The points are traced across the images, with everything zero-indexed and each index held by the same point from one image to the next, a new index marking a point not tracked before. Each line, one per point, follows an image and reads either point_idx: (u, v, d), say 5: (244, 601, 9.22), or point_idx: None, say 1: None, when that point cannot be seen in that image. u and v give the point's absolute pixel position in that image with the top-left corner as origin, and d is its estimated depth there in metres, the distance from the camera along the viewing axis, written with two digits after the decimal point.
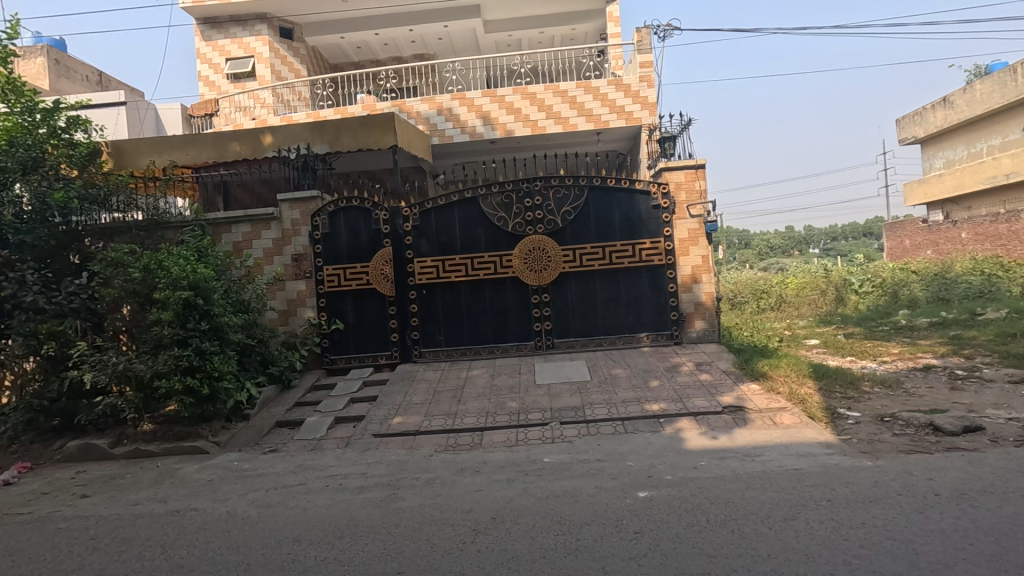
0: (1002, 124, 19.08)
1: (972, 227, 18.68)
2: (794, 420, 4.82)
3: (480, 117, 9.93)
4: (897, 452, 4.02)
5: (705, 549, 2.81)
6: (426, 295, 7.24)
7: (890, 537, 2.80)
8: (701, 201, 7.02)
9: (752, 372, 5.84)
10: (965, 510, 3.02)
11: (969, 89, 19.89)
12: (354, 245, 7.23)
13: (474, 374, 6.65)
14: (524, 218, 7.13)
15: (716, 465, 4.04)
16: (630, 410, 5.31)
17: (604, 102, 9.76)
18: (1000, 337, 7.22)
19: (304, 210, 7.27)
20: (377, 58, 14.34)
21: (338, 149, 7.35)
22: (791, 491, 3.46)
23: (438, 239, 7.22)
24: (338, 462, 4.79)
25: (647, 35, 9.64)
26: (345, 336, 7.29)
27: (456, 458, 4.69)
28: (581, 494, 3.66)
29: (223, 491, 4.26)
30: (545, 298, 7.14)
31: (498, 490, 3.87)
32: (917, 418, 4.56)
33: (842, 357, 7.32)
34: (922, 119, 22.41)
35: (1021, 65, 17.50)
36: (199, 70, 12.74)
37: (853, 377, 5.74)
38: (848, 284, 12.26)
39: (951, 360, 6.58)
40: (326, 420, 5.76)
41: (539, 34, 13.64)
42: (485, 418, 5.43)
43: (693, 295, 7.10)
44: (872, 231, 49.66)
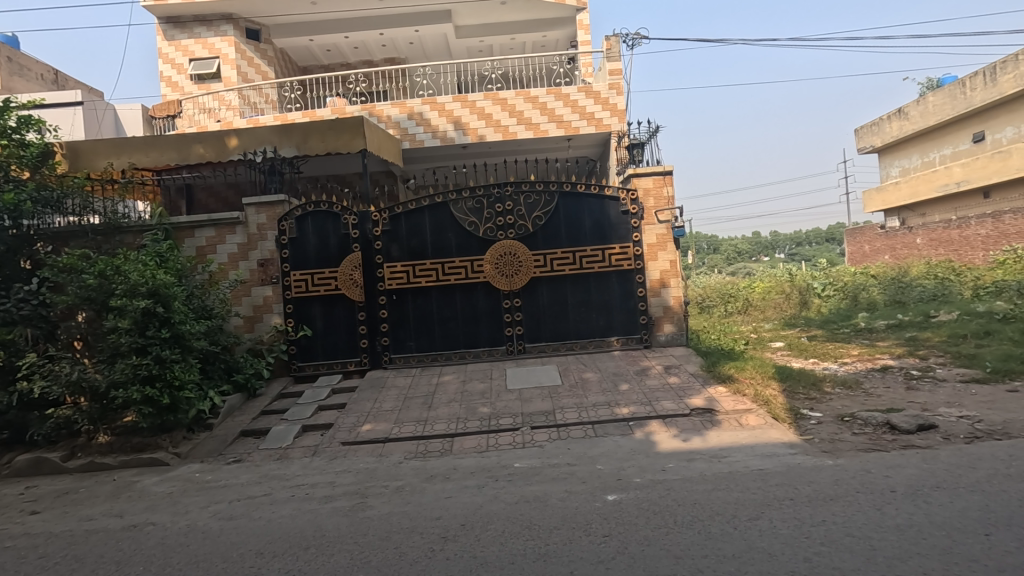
0: (953, 135, 20.02)
1: (926, 233, 19.47)
2: (760, 421, 4.93)
3: (452, 122, 9.92)
4: (856, 451, 4.14)
5: (672, 550, 2.84)
6: (396, 300, 7.17)
7: (849, 534, 2.88)
8: (669, 207, 7.14)
9: (719, 375, 5.96)
10: (919, 506, 3.13)
11: (922, 101, 20.79)
12: (322, 250, 7.13)
13: (445, 380, 6.60)
14: (495, 223, 7.14)
15: (684, 467, 4.10)
16: (601, 414, 5.36)
17: (574, 109, 9.84)
18: (952, 338, 7.54)
19: (271, 214, 7.14)
20: (347, 61, 14.20)
21: (306, 152, 7.22)
22: (756, 491, 3.53)
23: (409, 243, 7.16)
24: (305, 471, 4.69)
25: (616, 44, 9.79)
26: (313, 343, 7.17)
27: (426, 464, 4.65)
28: (551, 499, 3.66)
29: (184, 504, 4.12)
30: (517, 303, 7.15)
31: (468, 497, 3.84)
32: (875, 417, 4.72)
33: (805, 359, 7.53)
34: (879, 129, 23.28)
35: (970, 79, 18.41)
36: (161, 70, 12.45)
37: (815, 378, 5.91)
38: (811, 288, 12.63)
39: (907, 361, 6.83)
40: (293, 428, 5.64)
41: (511, 41, 13.69)
42: (456, 424, 5.40)
43: (662, 299, 7.21)
44: (834, 236, 51.28)
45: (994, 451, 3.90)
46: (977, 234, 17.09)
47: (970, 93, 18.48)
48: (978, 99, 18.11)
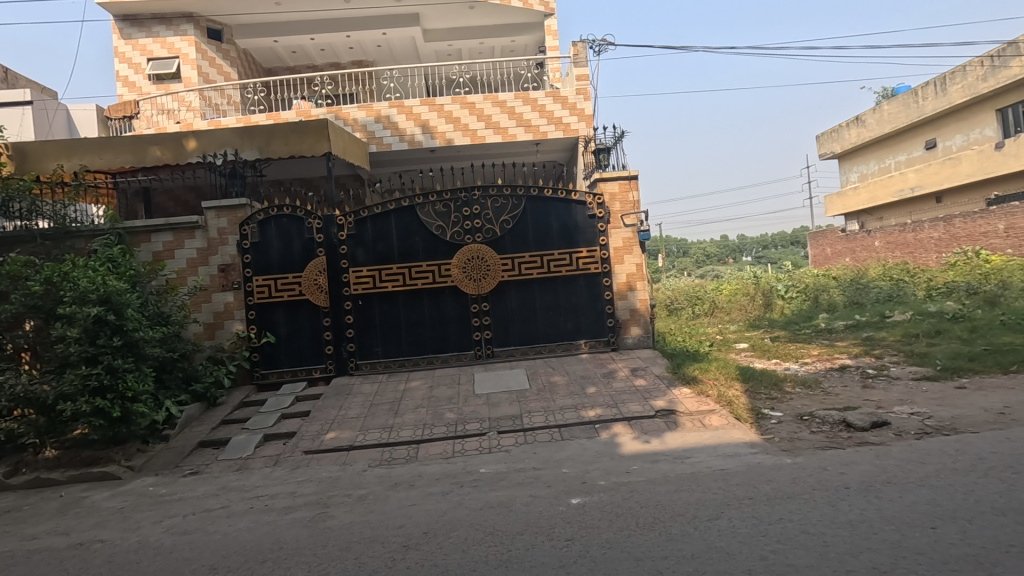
0: (907, 142, 20.84)
1: (883, 236, 20.15)
2: (722, 421, 5.01)
3: (419, 125, 9.85)
4: (814, 449, 4.25)
5: (633, 553, 2.85)
6: (362, 305, 7.06)
7: (804, 531, 2.94)
8: (635, 211, 7.22)
9: (683, 377, 6.05)
10: (872, 501, 3.22)
11: (878, 109, 21.58)
12: (286, 254, 6.99)
13: (413, 386, 6.52)
14: (463, 227, 7.11)
15: (647, 468, 4.13)
16: (567, 417, 5.37)
17: (542, 114, 9.89)
18: (905, 337, 7.81)
19: (232, 218, 6.98)
20: (313, 63, 13.99)
21: (269, 155, 7.09)
22: (717, 491, 3.58)
23: (375, 247, 7.07)
24: (266, 482, 4.57)
25: (583, 50, 9.88)
26: (277, 349, 7.01)
27: (391, 472, 4.58)
28: (516, 504, 3.65)
29: (136, 520, 3.96)
30: (485, 307, 7.12)
31: (433, 504, 3.80)
32: (831, 416, 4.85)
33: (767, 360, 7.70)
34: (839, 136, 24.05)
35: (922, 88, 19.20)
36: (118, 69, 12.09)
37: (777, 378, 6.04)
38: (775, 290, 12.91)
39: (863, 360, 7.05)
40: (254, 437, 5.49)
41: (479, 45, 13.66)
42: (422, 430, 5.34)
43: (629, 302, 7.27)
44: (798, 239, 52.76)
45: (942, 446, 4.04)
46: (931, 237, 17.80)
47: (922, 102, 19.29)
48: (929, 108, 18.92)
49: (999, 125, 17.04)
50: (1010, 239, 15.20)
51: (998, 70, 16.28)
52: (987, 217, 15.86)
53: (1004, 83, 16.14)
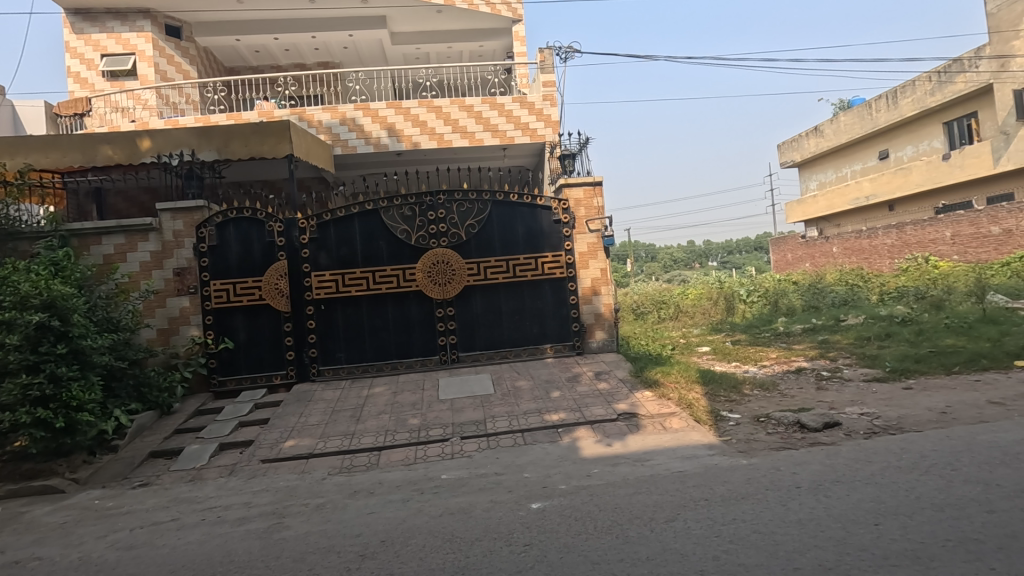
0: (862, 152, 21.69)
1: (841, 243, 20.86)
2: (682, 424, 5.10)
3: (385, 128, 9.76)
4: (769, 449, 4.36)
5: (589, 556, 2.87)
6: (325, 310, 6.93)
7: (756, 530, 3.01)
8: (599, 216, 7.30)
9: (645, 380, 6.13)
10: (821, 500, 3.33)
11: (835, 120, 22.43)
12: (245, 258, 6.82)
13: (376, 393, 6.42)
14: (427, 231, 7.07)
15: (608, 472, 4.17)
16: (531, 421, 5.38)
17: (508, 118, 9.92)
18: (858, 340, 8.10)
19: (188, 221, 6.78)
20: (278, 63, 13.72)
21: (228, 156, 6.91)
22: (674, 493, 3.64)
23: (338, 251, 6.96)
24: (219, 493, 4.43)
25: (549, 56, 9.96)
26: (235, 355, 6.83)
27: (351, 480, 4.50)
28: (475, 510, 3.62)
29: (78, 535, 3.79)
30: (450, 312, 7.08)
31: (392, 512, 3.74)
32: (787, 417, 4.98)
33: (727, 363, 7.88)
34: (799, 145, 24.90)
35: (875, 101, 20.04)
36: (69, 65, 11.68)
37: (735, 381, 6.18)
38: (738, 294, 13.24)
39: (818, 363, 7.28)
40: (209, 447, 5.33)
41: (447, 49, 13.66)
42: (384, 436, 5.27)
43: (594, 307, 7.33)
44: (762, 245, 54.26)
45: (889, 445, 4.19)
46: (884, 243, 18.52)
47: (875, 113, 20.13)
48: (882, 120, 19.75)
49: (946, 137, 17.89)
50: (956, 246, 15.96)
51: (944, 85, 17.12)
52: (935, 225, 16.60)
53: (950, 97, 16.98)
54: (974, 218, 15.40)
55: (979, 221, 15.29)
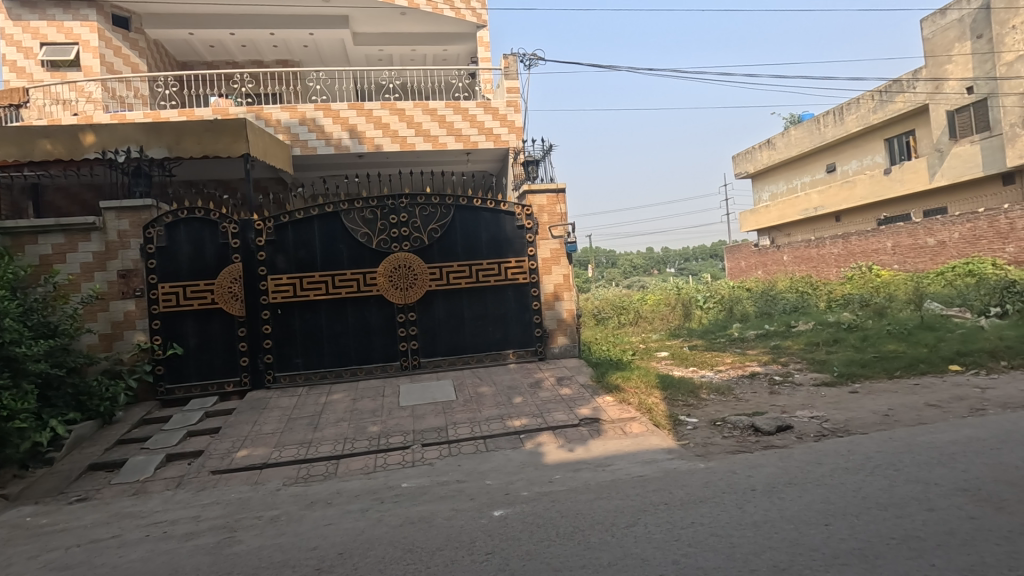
0: (811, 165, 22.68)
1: (791, 251, 21.70)
2: (642, 428, 5.18)
3: (347, 129, 9.58)
4: (726, 453, 4.47)
5: (552, 564, 2.86)
6: (281, 314, 6.72)
7: (713, 533, 3.07)
8: (562, 223, 7.37)
9: (606, 385, 6.20)
10: (775, 502, 3.43)
11: (786, 134, 23.40)
12: (197, 260, 6.55)
13: (334, 399, 6.27)
14: (389, 235, 6.97)
15: (570, 477, 4.18)
16: (493, 427, 5.36)
17: (472, 123, 9.89)
18: (808, 346, 8.44)
19: (134, 221, 6.47)
20: (233, 59, 13.31)
21: (179, 153, 6.65)
22: (635, 497, 3.68)
23: (296, 254, 6.77)
24: (166, 506, 4.22)
25: (513, 63, 10.00)
26: (185, 362, 6.54)
27: (307, 490, 4.36)
28: (437, 519, 3.57)
29: (7, 555, 3.53)
30: (412, 317, 6.98)
31: (350, 522, 3.65)
32: (742, 421, 5.13)
33: (685, 367, 8.07)
34: (753, 157, 25.85)
35: (824, 117, 21.01)
36: (4, 53, 11.03)
37: (693, 386, 6.33)
38: (695, 300, 13.59)
39: (771, 368, 7.54)
40: (155, 458, 5.07)
41: (411, 52, 13.57)
42: (343, 444, 5.15)
43: (556, 312, 7.37)
44: (717, 253, 56.00)
45: (837, 447, 4.37)
46: (831, 252, 19.39)
47: (823, 129, 21.11)
48: (830, 135, 20.74)
49: (887, 153, 18.89)
50: (897, 257, 16.86)
51: (885, 104, 18.11)
52: (878, 236, 17.48)
53: (890, 116, 17.97)
54: (912, 230, 16.31)
55: (917, 232, 16.19)
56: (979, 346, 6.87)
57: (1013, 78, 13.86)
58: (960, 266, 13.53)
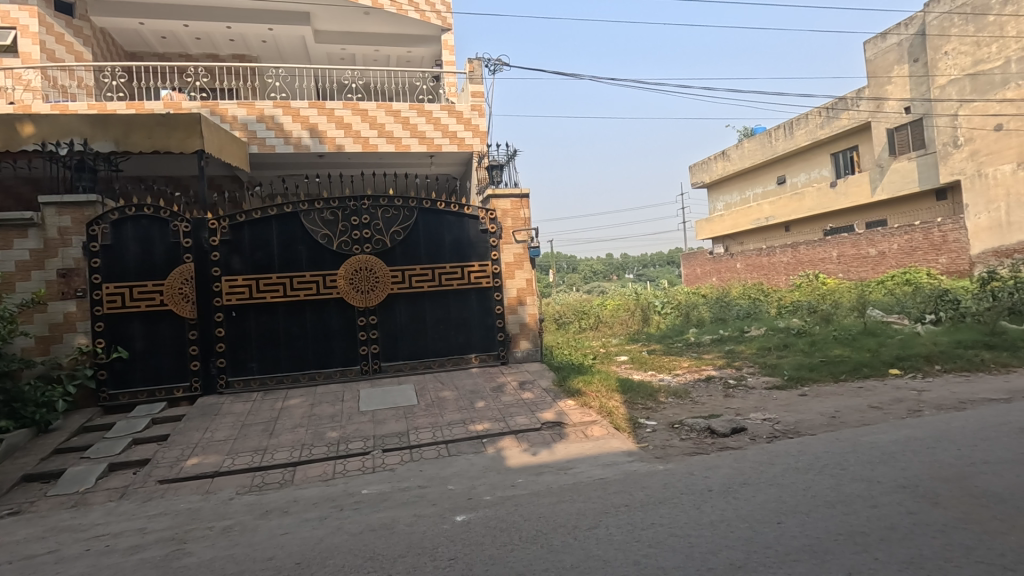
0: (762, 176, 23.59)
1: (744, 259, 22.48)
2: (602, 431, 5.25)
3: (307, 128, 9.36)
4: (683, 455, 4.59)
5: (514, 567, 2.86)
6: (236, 317, 6.50)
7: (672, 533, 3.14)
8: (526, 228, 7.42)
9: (568, 389, 6.26)
10: (730, 502, 3.54)
11: (740, 146, 24.27)
12: (145, 259, 6.27)
13: (291, 405, 6.09)
14: (350, 237, 6.84)
15: (532, 481, 4.20)
16: (455, 432, 5.32)
17: (436, 126, 9.83)
18: (761, 350, 8.76)
19: (77, 217, 6.14)
20: (187, 52, 12.87)
21: (128, 148, 6.36)
22: (596, 500, 3.73)
23: (252, 255, 6.57)
24: (108, 518, 4.00)
25: (478, 67, 10.02)
26: (131, 366, 6.24)
27: (262, 499, 4.22)
28: (399, 525, 3.52)
29: None
30: (373, 321, 6.86)
31: (308, 531, 3.55)
32: (699, 423, 5.28)
33: (644, 371, 8.24)
34: (708, 167, 26.71)
35: (775, 130, 21.90)
36: None
37: (652, 390, 6.47)
38: (653, 306, 13.90)
39: (725, 371, 7.79)
40: (96, 468, 4.80)
41: (374, 52, 13.42)
42: (300, 451, 5.01)
43: (519, 317, 7.39)
44: (674, 260, 57.47)
45: (788, 447, 4.56)
46: (781, 261, 20.22)
47: (775, 142, 22.00)
48: (781, 148, 21.63)
49: (833, 167, 19.85)
50: (841, 265, 17.72)
51: (832, 120, 19.02)
52: (824, 246, 18.33)
53: (836, 132, 18.89)
54: (855, 240, 17.18)
55: (859, 243, 17.06)
56: (916, 351, 7.29)
57: (944, 100, 14.80)
58: (898, 276, 14.34)
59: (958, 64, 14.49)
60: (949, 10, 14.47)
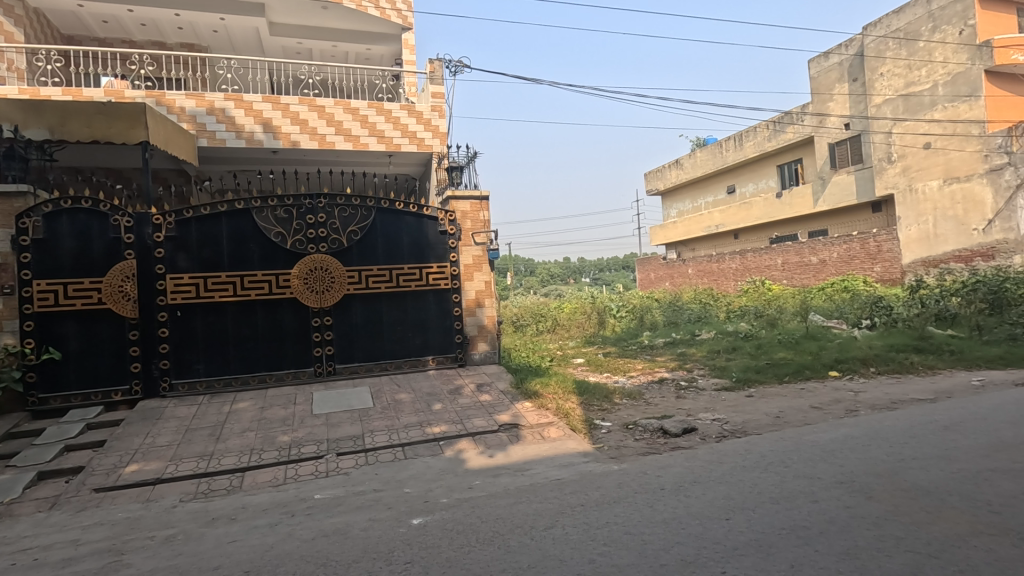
0: (714, 185, 24.43)
1: (695, 265, 23.21)
2: (559, 433, 5.32)
3: (260, 123, 9.08)
4: (637, 455, 4.69)
5: (472, 569, 2.86)
6: (181, 317, 6.22)
7: (626, 531, 3.21)
8: (485, 230, 7.43)
9: (525, 392, 6.30)
10: (682, 499, 3.64)
11: (692, 156, 25.07)
12: (82, 255, 5.93)
13: (240, 408, 5.88)
14: (305, 236, 6.68)
15: (489, 483, 4.21)
16: (411, 435, 5.26)
17: (395, 125, 9.71)
18: (710, 353, 9.07)
19: (5, 209, 5.75)
20: (131, 38, 12.26)
21: (64, 137, 6.00)
22: (553, 500, 3.77)
23: (200, 252, 6.32)
24: (37, 530, 3.75)
25: (438, 68, 9.95)
26: (63, 368, 5.87)
27: (208, 506, 4.05)
28: (353, 530, 3.45)
29: None
30: (327, 322, 6.71)
31: (258, 538, 3.44)
32: (652, 424, 5.42)
33: (600, 373, 8.40)
34: (662, 175, 27.45)
35: (726, 141, 22.74)
36: None
37: (607, 392, 6.59)
38: (609, 309, 14.17)
39: (677, 373, 8.03)
40: (23, 477, 4.49)
41: (332, 48, 13.16)
42: (249, 456, 4.84)
43: (477, 319, 7.38)
44: (629, 265, 58.72)
45: (735, 446, 4.75)
46: (730, 267, 20.99)
47: (725, 152, 22.82)
48: (731, 158, 22.45)
49: (779, 178, 20.76)
50: (785, 272, 18.55)
51: (778, 133, 19.91)
52: (770, 254, 19.15)
53: (782, 144, 19.77)
54: (798, 249, 18.02)
55: (802, 251, 17.90)
56: (853, 354, 7.71)
57: (880, 118, 15.75)
58: (837, 283, 15.14)
59: (893, 84, 15.46)
60: (884, 35, 15.42)
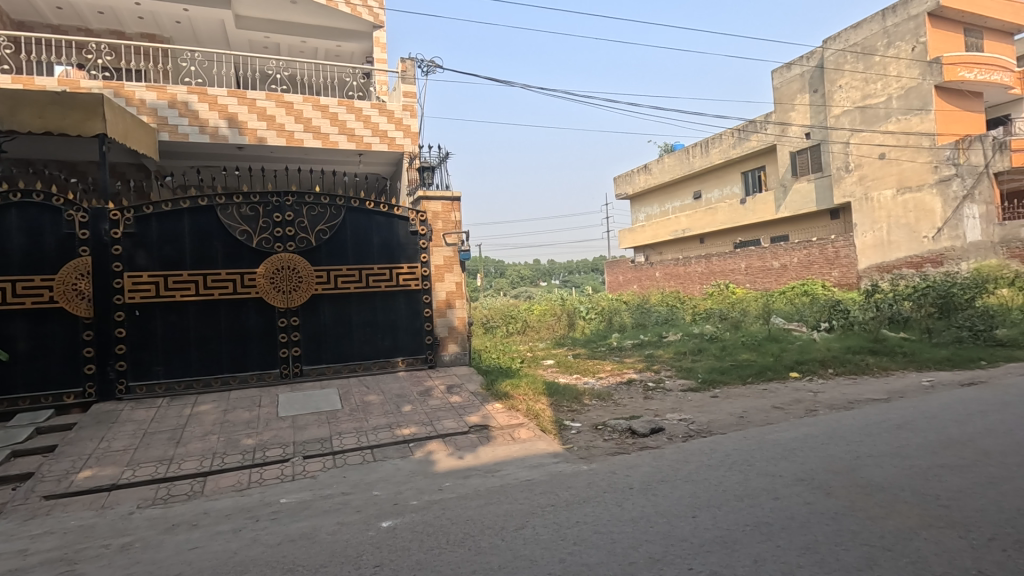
0: (680, 190, 24.93)
1: (663, 268, 23.62)
2: (529, 434, 5.34)
3: (225, 118, 8.85)
4: (606, 455, 4.75)
5: (442, 570, 2.85)
6: (139, 317, 6.01)
7: (596, 531, 3.25)
8: (456, 231, 7.41)
9: (496, 393, 6.30)
10: (650, 498, 3.71)
11: (660, 161, 25.54)
12: (32, 251, 5.66)
13: (202, 411, 5.71)
14: (272, 234, 6.53)
15: (459, 484, 4.19)
16: (381, 437, 5.20)
17: (366, 124, 9.58)
18: (677, 355, 9.26)
19: None
20: (87, 26, 11.78)
21: (13, 126, 5.73)
22: (523, 501, 3.79)
23: (160, 250, 6.12)
24: None
25: (410, 67, 9.87)
26: (10, 370, 5.58)
27: (168, 512, 3.92)
28: (320, 534, 3.39)
29: None
30: (294, 322, 6.57)
31: (221, 544, 3.34)
32: (621, 424, 5.50)
33: (569, 374, 8.47)
34: (631, 180, 27.85)
35: (693, 147, 23.24)
36: None
37: (577, 393, 6.65)
38: (578, 311, 14.30)
39: (645, 374, 8.16)
40: None
41: (301, 43, 12.91)
42: (212, 460, 4.70)
43: (447, 320, 7.35)
44: (598, 267, 59.37)
45: (701, 445, 4.86)
46: (696, 270, 21.44)
47: (692, 158, 23.32)
48: (697, 164, 22.95)
49: (743, 184, 21.33)
50: (749, 276, 19.06)
51: (742, 141, 20.46)
52: (734, 258, 19.65)
53: (746, 152, 20.33)
54: (761, 254, 18.54)
55: (765, 256, 18.43)
56: (812, 356, 7.98)
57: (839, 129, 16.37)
58: (797, 287, 15.65)
59: (850, 96, 16.10)
60: (843, 48, 16.03)
